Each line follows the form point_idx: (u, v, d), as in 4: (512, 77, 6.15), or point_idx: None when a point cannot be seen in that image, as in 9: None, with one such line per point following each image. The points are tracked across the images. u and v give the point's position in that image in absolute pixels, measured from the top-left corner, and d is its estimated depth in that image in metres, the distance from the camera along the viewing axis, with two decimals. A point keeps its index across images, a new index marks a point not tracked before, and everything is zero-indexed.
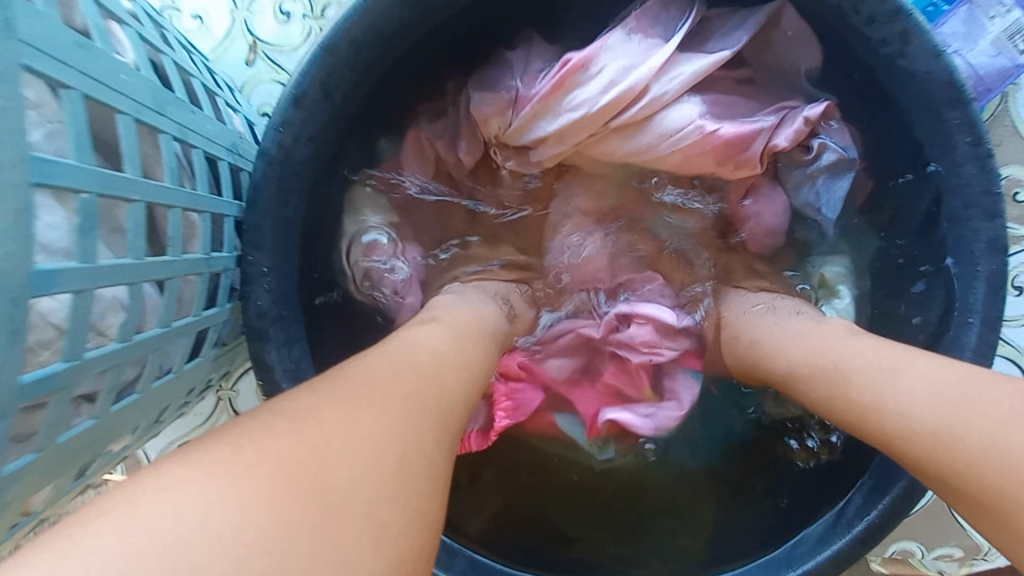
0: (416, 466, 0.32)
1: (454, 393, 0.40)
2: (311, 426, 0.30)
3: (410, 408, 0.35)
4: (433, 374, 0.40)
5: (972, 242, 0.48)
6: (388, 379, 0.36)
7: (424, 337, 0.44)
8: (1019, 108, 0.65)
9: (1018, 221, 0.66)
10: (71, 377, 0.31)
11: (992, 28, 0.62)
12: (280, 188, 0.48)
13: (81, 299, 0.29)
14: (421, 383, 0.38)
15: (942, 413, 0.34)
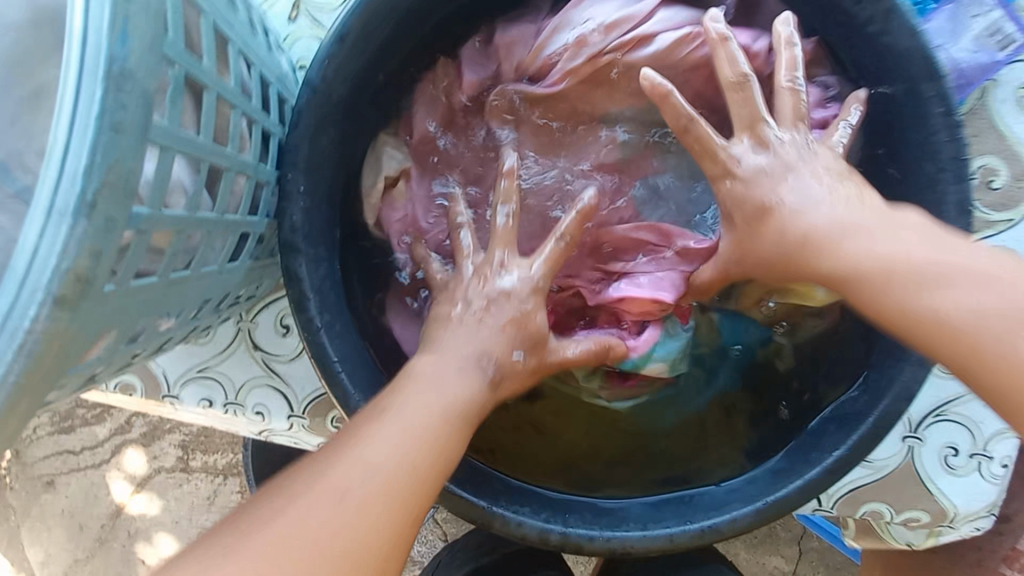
0: (387, 510, 0.45)
1: (449, 397, 0.50)
2: None
3: (399, 461, 0.46)
4: (433, 411, 0.49)
5: (942, 204, 0.53)
6: (390, 454, 0.46)
7: (426, 363, 0.52)
8: (998, 104, 0.70)
9: (993, 208, 0.71)
10: (149, 224, 0.35)
11: (974, 26, 0.68)
12: (320, 117, 0.53)
13: (164, 156, 0.34)
14: (417, 428, 0.48)
15: (975, 317, 0.45)
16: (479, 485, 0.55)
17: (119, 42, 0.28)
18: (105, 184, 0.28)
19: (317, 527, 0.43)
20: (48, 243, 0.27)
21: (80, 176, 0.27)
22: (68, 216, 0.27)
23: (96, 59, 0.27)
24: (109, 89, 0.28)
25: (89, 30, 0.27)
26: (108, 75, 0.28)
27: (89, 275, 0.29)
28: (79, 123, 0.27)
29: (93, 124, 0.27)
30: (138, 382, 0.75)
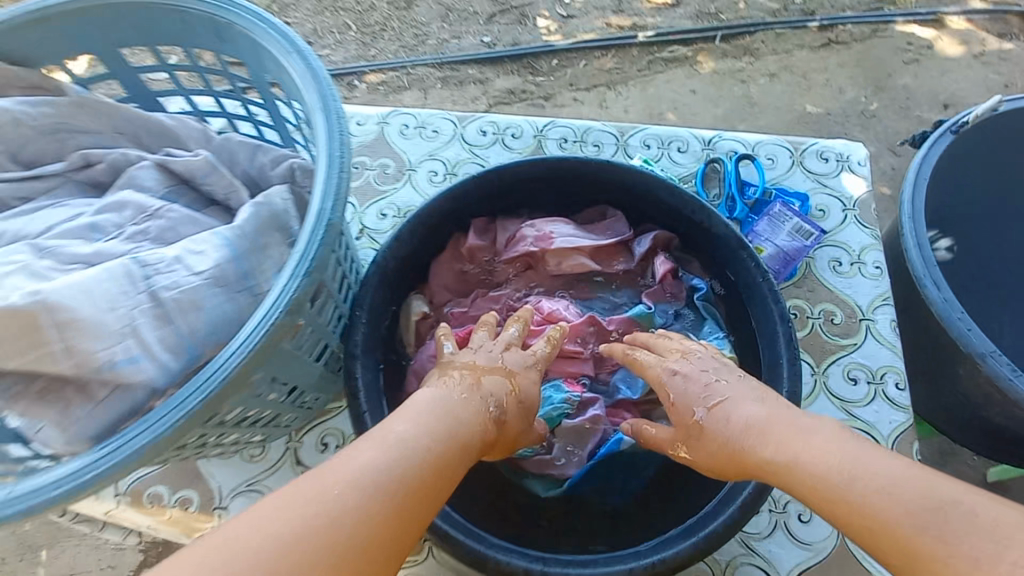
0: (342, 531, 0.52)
1: (434, 452, 0.62)
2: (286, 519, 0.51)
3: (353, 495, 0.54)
4: (393, 465, 0.58)
5: (772, 317, 0.83)
6: (352, 487, 0.55)
7: (403, 435, 0.62)
8: (820, 270, 1.06)
9: (839, 335, 1.01)
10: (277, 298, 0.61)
11: (786, 226, 1.07)
12: (378, 279, 0.86)
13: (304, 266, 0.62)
14: (378, 477, 0.57)
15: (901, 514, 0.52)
16: (473, 534, 0.72)
17: (337, 202, 0.58)
18: (318, 263, 0.56)
19: (309, 550, 0.50)
20: (288, 289, 0.53)
21: (304, 260, 0.55)
22: (300, 276, 0.54)
23: (328, 206, 0.57)
24: (329, 224, 0.57)
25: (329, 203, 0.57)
26: (333, 216, 0.57)
27: (295, 312, 0.55)
28: (314, 233, 0.56)
29: (322, 236, 0.56)
30: (195, 493, 0.92)
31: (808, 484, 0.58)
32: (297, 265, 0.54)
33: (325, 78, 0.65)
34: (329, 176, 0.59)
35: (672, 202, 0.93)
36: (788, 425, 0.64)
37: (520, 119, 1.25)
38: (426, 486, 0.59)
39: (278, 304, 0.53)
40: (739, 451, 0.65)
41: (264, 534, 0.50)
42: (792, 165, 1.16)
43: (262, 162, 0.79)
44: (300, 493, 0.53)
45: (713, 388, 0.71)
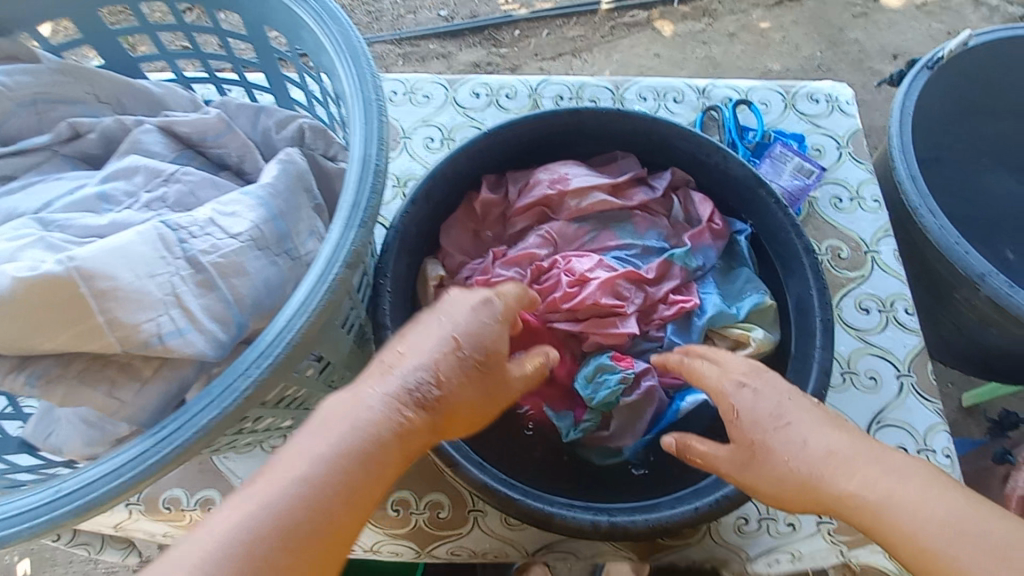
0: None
1: (322, 498, 0.52)
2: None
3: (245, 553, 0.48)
4: (265, 514, 0.50)
5: (796, 250, 0.84)
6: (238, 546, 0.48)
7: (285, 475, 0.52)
8: (823, 208, 1.09)
9: (847, 269, 1.04)
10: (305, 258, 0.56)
11: (788, 167, 1.09)
12: (398, 244, 0.82)
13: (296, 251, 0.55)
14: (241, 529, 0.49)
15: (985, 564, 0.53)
16: (532, 493, 0.70)
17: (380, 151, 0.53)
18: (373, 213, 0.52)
19: None
20: (347, 240, 0.50)
21: (359, 208, 0.50)
22: (357, 224, 0.50)
23: (374, 154, 0.53)
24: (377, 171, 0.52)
25: (370, 152, 0.53)
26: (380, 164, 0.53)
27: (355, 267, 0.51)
28: (364, 181, 0.52)
29: (374, 184, 0.52)
30: (216, 491, 0.87)
31: (890, 522, 0.58)
32: (351, 214, 0.50)
33: (343, 19, 0.60)
34: (367, 123, 0.55)
35: (686, 146, 0.93)
36: (872, 463, 0.61)
37: (513, 79, 1.21)
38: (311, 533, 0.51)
39: (336, 259, 0.49)
40: (809, 478, 0.63)
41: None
42: (786, 108, 1.18)
43: (266, 125, 0.74)
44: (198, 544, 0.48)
45: (785, 412, 0.66)
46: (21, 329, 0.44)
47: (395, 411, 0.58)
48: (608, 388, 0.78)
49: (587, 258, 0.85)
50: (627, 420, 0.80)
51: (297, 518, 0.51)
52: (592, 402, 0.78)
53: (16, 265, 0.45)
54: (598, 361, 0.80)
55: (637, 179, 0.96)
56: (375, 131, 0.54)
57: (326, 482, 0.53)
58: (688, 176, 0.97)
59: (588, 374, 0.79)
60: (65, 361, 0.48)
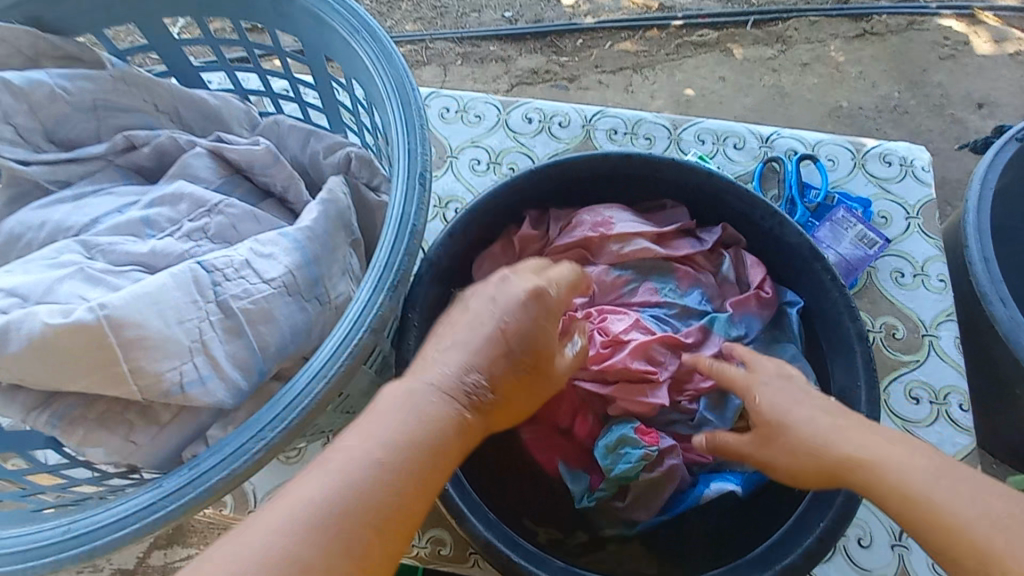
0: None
1: (345, 501, 0.46)
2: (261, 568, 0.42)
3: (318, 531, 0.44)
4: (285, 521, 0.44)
5: (847, 333, 0.79)
6: (299, 528, 0.44)
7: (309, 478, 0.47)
8: (882, 281, 1.02)
9: (901, 350, 0.97)
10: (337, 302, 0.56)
11: (848, 233, 1.02)
12: (430, 277, 0.81)
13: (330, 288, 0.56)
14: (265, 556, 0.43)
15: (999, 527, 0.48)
16: (535, 558, 0.69)
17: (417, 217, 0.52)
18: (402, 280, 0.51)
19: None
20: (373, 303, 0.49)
21: (389, 274, 0.50)
22: (385, 289, 0.49)
23: (410, 218, 0.51)
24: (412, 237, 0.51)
25: (406, 214, 0.52)
26: (414, 231, 0.51)
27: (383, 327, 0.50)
28: (397, 244, 0.51)
29: (407, 251, 0.51)
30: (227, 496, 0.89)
31: (915, 494, 0.52)
32: (381, 279, 0.50)
33: (398, 61, 0.59)
34: (408, 183, 0.53)
35: (740, 207, 0.88)
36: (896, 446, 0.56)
37: (568, 107, 1.18)
38: (356, 534, 0.45)
39: (360, 325, 0.48)
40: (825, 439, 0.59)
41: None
42: (854, 168, 1.11)
43: (315, 150, 0.75)
44: (260, 529, 0.44)
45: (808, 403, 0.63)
46: (49, 370, 0.48)
47: (455, 416, 0.54)
48: (628, 462, 0.75)
49: (622, 316, 0.82)
50: (644, 495, 0.76)
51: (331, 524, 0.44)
52: (609, 472, 0.75)
53: (49, 305, 0.49)
54: (622, 430, 0.76)
55: (684, 230, 0.92)
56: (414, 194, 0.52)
57: (396, 475, 0.48)
58: (738, 235, 0.92)
59: (608, 441, 0.76)
60: (88, 402, 0.53)
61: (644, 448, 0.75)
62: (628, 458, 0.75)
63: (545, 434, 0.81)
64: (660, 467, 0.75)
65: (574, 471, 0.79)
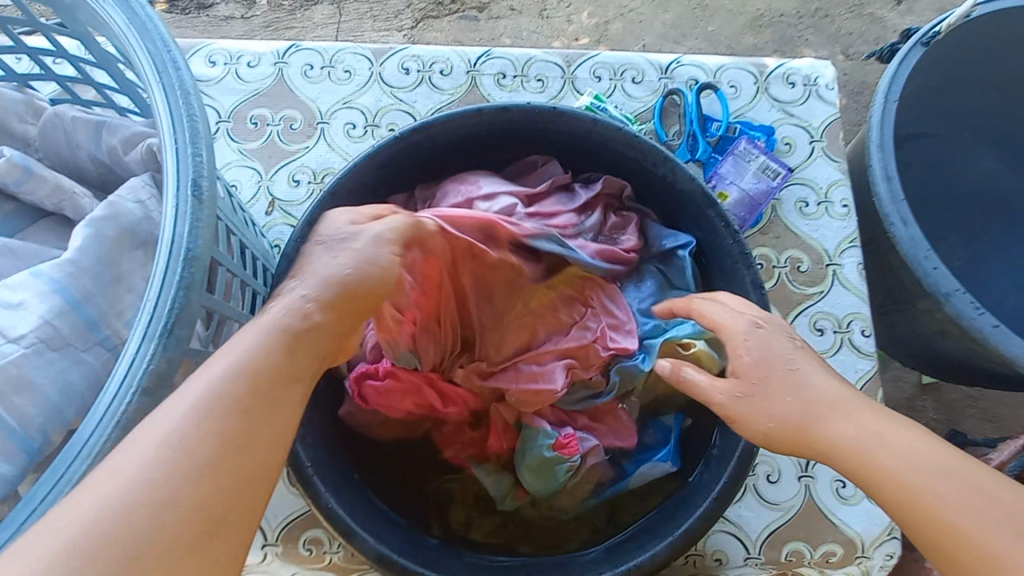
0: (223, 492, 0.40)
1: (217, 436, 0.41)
2: (157, 490, 0.38)
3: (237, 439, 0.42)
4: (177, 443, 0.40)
5: (744, 284, 0.76)
6: (221, 431, 0.41)
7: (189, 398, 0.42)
8: (787, 214, 0.99)
9: (806, 284, 0.95)
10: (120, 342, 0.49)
11: (752, 167, 0.97)
12: (290, 277, 0.72)
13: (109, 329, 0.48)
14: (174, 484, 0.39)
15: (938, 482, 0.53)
16: (434, 562, 0.66)
17: (193, 239, 0.42)
18: (183, 320, 0.41)
19: (197, 502, 0.39)
20: (142, 356, 0.39)
21: (160, 316, 0.40)
22: (157, 337, 0.39)
23: (182, 244, 0.41)
24: (187, 266, 0.41)
25: (177, 237, 0.41)
26: (188, 257, 0.41)
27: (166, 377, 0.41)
28: (167, 280, 0.40)
29: (179, 285, 0.40)
30: None
31: (900, 470, 0.54)
32: (150, 324, 0.40)
33: (158, 33, 0.47)
34: (178, 197, 0.43)
35: (629, 153, 0.80)
36: (874, 415, 0.58)
37: (448, 51, 1.05)
38: (214, 507, 0.40)
39: (126, 387, 0.38)
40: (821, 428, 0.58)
41: (132, 506, 0.37)
42: (757, 93, 1.04)
43: (111, 145, 0.62)
44: (165, 461, 0.39)
45: (797, 356, 0.62)
46: None
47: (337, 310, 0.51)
48: (556, 477, 0.75)
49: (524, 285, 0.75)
50: (575, 486, 0.77)
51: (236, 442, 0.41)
52: (537, 486, 0.75)
53: None
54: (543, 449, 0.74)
55: (558, 186, 0.85)
56: (186, 212, 0.42)
57: (285, 390, 0.45)
58: (621, 186, 0.86)
59: (532, 460, 0.74)
60: None
61: (567, 461, 0.74)
62: (554, 472, 0.74)
63: (464, 441, 0.80)
64: (587, 467, 0.76)
65: (499, 478, 0.78)
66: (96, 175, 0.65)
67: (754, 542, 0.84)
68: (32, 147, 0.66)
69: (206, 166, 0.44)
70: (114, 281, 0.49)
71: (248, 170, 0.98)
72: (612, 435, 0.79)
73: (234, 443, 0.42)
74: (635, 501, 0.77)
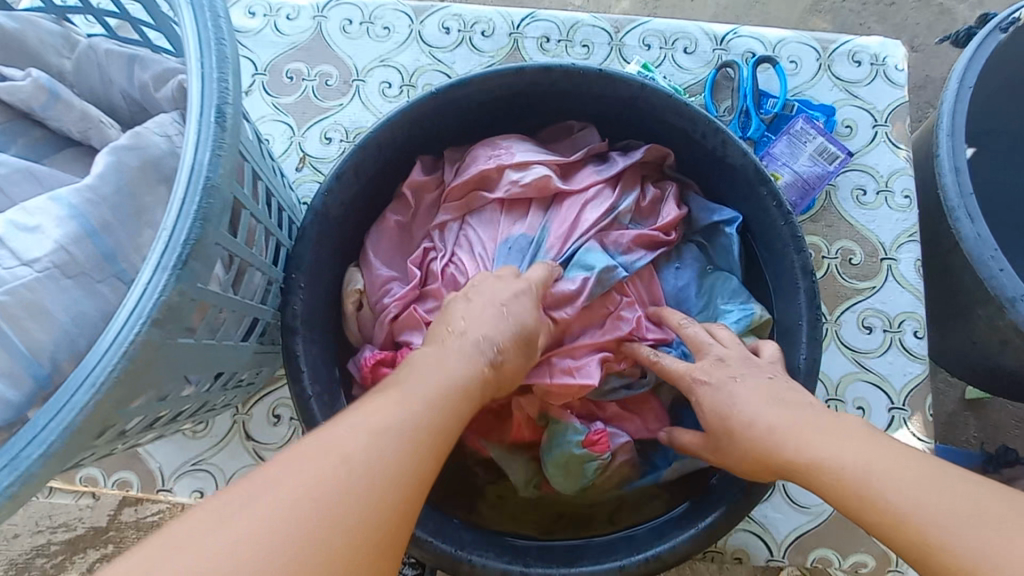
0: (367, 509, 0.41)
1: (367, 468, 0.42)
2: (326, 487, 0.40)
3: (391, 455, 0.44)
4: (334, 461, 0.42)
5: (793, 269, 0.70)
6: (383, 447, 0.44)
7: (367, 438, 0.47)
8: (841, 201, 0.92)
9: (858, 278, 0.89)
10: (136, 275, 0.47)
11: (807, 148, 0.90)
12: (317, 231, 0.70)
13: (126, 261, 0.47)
14: (332, 484, 0.40)
15: (898, 487, 0.46)
16: (445, 533, 0.64)
17: (213, 168, 0.39)
18: (197, 251, 0.39)
19: (352, 512, 0.40)
20: (153, 286, 0.37)
21: (173, 246, 0.38)
22: (169, 267, 0.37)
23: (201, 172, 0.39)
24: (205, 196, 0.39)
25: (196, 163, 0.39)
26: (206, 186, 0.39)
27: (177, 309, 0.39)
28: (183, 208, 0.38)
29: (193, 214, 0.38)
30: (134, 475, 0.83)
31: (861, 481, 0.48)
32: (162, 253, 0.37)
33: None
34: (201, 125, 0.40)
35: (678, 123, 0.75)
36: (843, 434, 0.53)
37: (491, 11, 1.00)
38: (362, 520, 0.40)
39: (135, 316, 0.37)
40: (871, 483, 0.47)
41: (306, 493, 0.39)
42: (819, 70, 0.97)
43: (143, 80, 0.61)
44: (323, 453, 0.42)
45: (765, 387, 0.61)
46: None
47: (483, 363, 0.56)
48: (585, 475, 0.71)
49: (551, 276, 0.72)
50: (600, 484, 0.74)
51: (372, 495, 0.41)
52: (566, 484, 0.72)
53: None
54: (573, 447, 0.70)
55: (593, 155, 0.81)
56: (207, 139, 0.40)
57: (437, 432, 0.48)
58: (664, 156, 0.81)
59: (560, 458, 0.71)
60: None
61: (596, 459, 0.71)
62: (582, 471, 0.71)
63: (487, 424, 0.76)
64: (614, 464, 0.73)
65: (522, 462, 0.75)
66: (127, 112, 0.63)
67: (779, 544, 0.80)
68: (65, 80, 0.65)
69: (231, 95, 0.42)
70: (133, 212, 0.48)
71: (280, 125, 0.96)
72: (641, 427, 0.75)
73: (381, 484, 0.42)
74: (659, 492, 0.74)
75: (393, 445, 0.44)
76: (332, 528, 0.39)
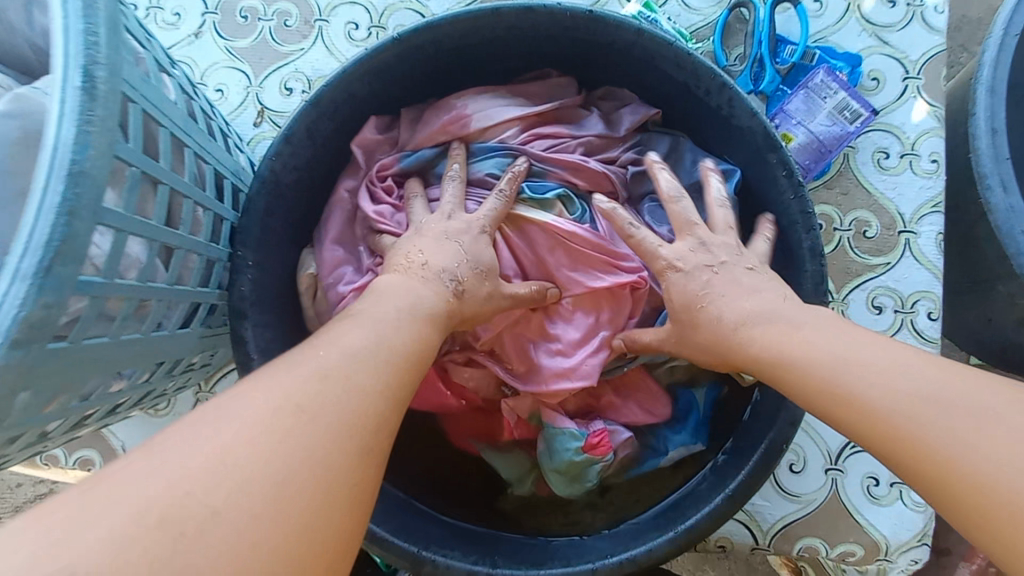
0: (303, 492, 0.35)
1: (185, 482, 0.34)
2: (240, 465, 0.35)
3: (322, 423, 0.39)
4: (251, 430, 0.36)
5: (800, 250, 0.63)
6: (316, 422, 0.38)
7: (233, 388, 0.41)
8: (860, 165, 0.83)
9: (870, 252, 0.81)
10: None
11: (826, 105, 0.80)
12: (267, 201, 0.63)
13: None
14: (250, 460, 0.35)
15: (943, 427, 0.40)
16: (407, 530, 0.60)
17: (79, 150, 0.33)
18: (64, 254, 0.32)
19: (287, 494, 0.35)
20: (12, 298, 0.31)
21: (32, 249, 0.31)
22: (30, 274, 0.31)
23: (63, 158, 0.32)
24: (71, 185, 0.32)
25: (59, 143, 0.32)
26: (70, 173, 0.32)
27: (50, 320, 0.33)
28: (44, 203, 0.32)
29: (55, 209, 0.32)
30: (95, 454, 0.79)
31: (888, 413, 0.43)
32: (21, 256, 0.31)
33: None
34: (65, 96, 0.33)
35: (679, 77, 0.65)
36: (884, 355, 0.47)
37: None
38: (299, 510, 0.35)
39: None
40: (952, 458, 0.39)
41: (222, 466, 0.34)
42: (847, 10, 0.84)
43: (45, 27, 0.52)
44: (252, 420, 0.37)
45: (782, 316, 0.54)
46: None
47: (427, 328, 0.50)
48: (588, 479, 0.67)
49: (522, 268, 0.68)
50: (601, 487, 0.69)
51: (301, 474, 0.36)
52: (567, 489, 0.68)
53: None
54: (572, 453, 0.65)
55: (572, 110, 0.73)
56: (71, 114, 0.33)
57: (372, 410, 0.41)
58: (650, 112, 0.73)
59: (559, 462, 0.66)
60: None
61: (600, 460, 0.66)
62: (584, 474, 0.66)
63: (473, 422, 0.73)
64: (616, 459, 0.68)
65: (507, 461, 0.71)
66: (32, 62, 0.54)
67: (764, 533, 0.77)
68: None
69: (103, 61, 0.35)
70: None
71: (236, 73, 0.86)
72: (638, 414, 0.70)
73: (319, 463, 0.37)
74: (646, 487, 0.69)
75: (322, 420, 0.39)
76: (236, 513, 0.33)
